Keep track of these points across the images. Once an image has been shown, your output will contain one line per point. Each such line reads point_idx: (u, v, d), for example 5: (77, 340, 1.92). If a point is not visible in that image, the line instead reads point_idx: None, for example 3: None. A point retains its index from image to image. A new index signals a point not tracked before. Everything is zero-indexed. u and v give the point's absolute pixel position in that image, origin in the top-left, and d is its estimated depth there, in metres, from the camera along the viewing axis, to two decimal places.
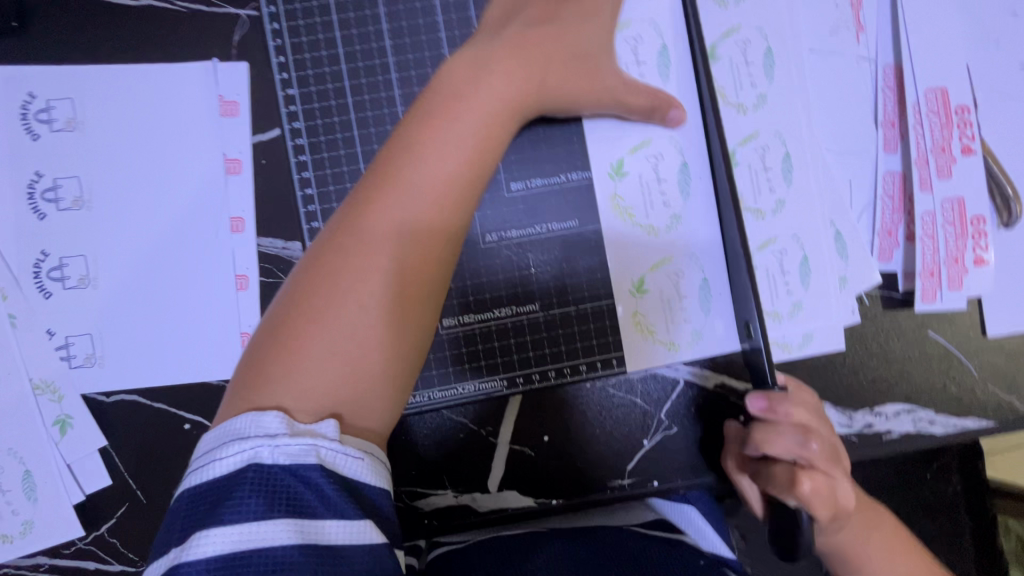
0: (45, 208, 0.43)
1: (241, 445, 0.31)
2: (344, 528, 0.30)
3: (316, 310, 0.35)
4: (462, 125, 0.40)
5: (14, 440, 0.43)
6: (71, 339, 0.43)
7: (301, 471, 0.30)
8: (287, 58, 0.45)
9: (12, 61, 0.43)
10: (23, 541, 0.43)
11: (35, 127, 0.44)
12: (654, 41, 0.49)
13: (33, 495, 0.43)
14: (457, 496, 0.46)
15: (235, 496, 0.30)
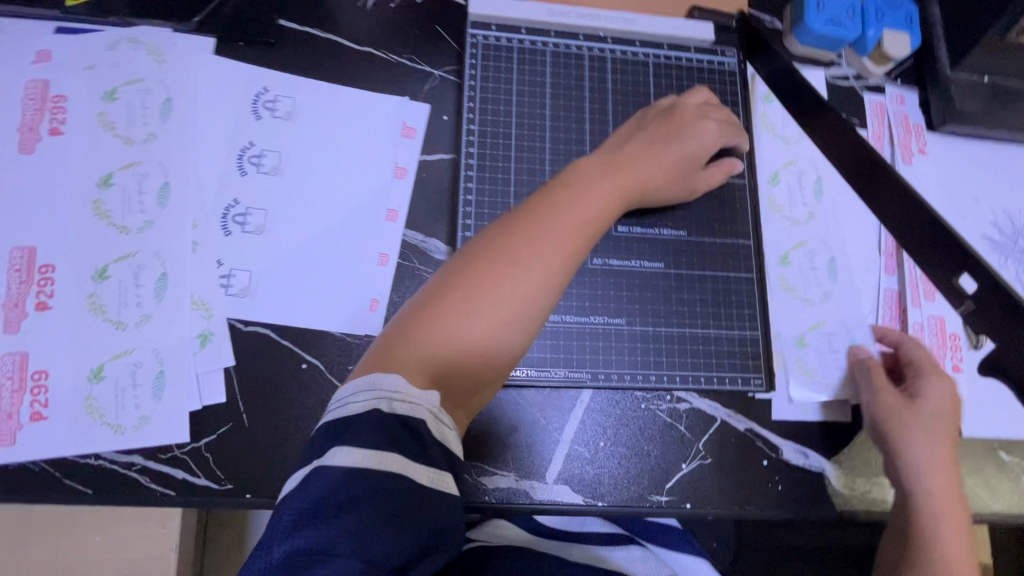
0: (248, 169, 0.55)
1: (367, 397, 0.38)
2: (431, 473, 0.36)
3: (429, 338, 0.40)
4: (587, 215, 0.44)
5: (160, 344, 0.49)
6: (234, 272, 0.52)
7: (408, 420, 0.37)
8: (475, 95, 0.56)
9: (260, 64, 0.58)
10: (133, 435, 0.47)
11: (261, 111, 0.56)
12: (810, 175, 0.61)
13: (159, 394, 0.48)
14: (517, 479, 0.52)
15: (357, 428, 0.36)
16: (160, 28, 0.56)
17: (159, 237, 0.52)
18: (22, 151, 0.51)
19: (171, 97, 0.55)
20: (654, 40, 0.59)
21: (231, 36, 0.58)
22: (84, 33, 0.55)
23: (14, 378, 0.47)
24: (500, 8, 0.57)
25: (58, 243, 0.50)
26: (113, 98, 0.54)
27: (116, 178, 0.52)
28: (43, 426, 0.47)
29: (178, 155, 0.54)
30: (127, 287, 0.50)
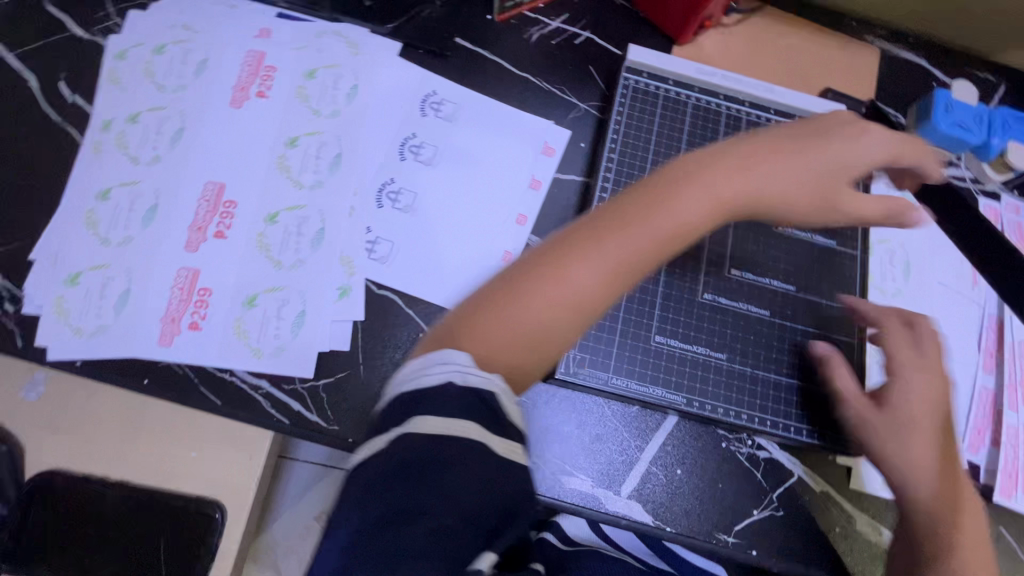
0: (409, 156, 0.62)
1: (440, 371, 0.39)
2: (513, 455, 0.37)
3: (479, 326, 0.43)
4: (658, 238, 0.45)
5: (307, 287, 0.55)
6: (379, 240, 0.58)
7: (483, 396, 0.38)
8: (619, 126, 0.62)
9: (434, 71, 0.66)
10: (269, 360, 0.53)
11: (427, 109, 0.64)
12: (900, 257, 0.63)
13: (297, 330, 0.54)
14: (592, 486, 0.54)
15: (438, 401, 0.38)
16: (360, 26, 0.66)
17: (325, 197, 0.59)
18: (233, 105, 0.60)
19: (358, 84, 0.63)
20: (788, 111, 0.64)
21: (415, 44, 0.66)
22: (299, 20, 0.65)
23: (185, 289, 0.54)
24: (655, 59, 0.63)
25: (244, 186, 0.58)
26: (312, 76, 0.63)
27: (300, 141, 0.60)
28: (198, 334, 0.53)
29: (354, 133, 0.62)
30: (291, 234, 0.57)
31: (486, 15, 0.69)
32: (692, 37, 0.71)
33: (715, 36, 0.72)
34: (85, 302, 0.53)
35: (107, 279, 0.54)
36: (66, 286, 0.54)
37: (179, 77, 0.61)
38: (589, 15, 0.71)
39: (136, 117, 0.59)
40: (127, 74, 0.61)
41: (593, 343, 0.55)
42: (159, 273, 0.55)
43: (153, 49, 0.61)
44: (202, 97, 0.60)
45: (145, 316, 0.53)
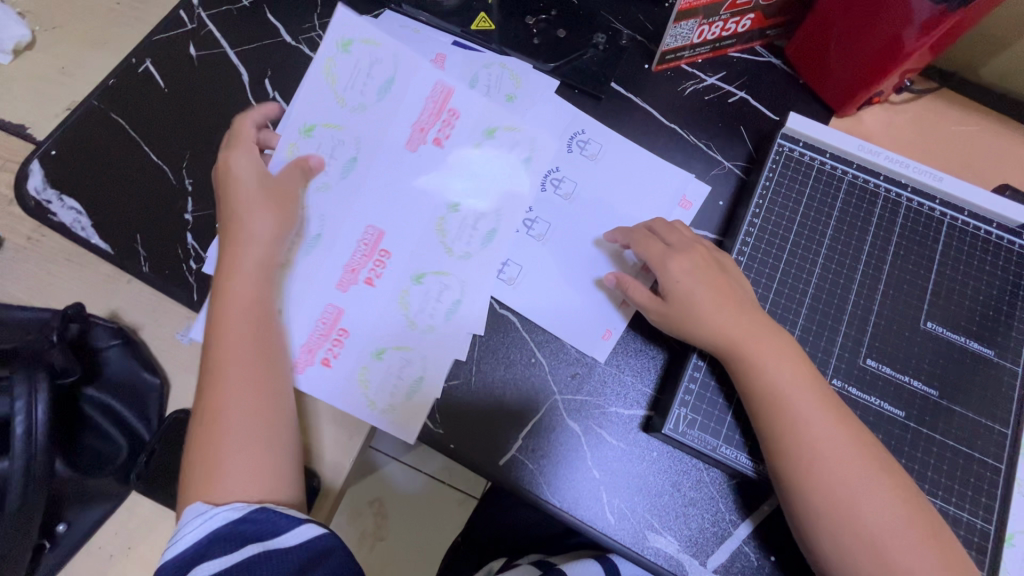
0: (550, 189, 0.64)
1: (203, 520, 0.47)
2: (219, 529, 0.47)
3: (217, 457, 0.50)
4: (238, 359, 0.53)
5: (432, 354, 0.58)
6: (510, 263, 0.61)
7: (245, 515, 0.48)
8: (766, 191, 0.60)
9: (586, 112, 0.69)
10: (382, 415, 0.56)
11: (575, 146, 0.67)
12: None
13: (415, 392, 0.57)
14: (677, 550, 0.52)
15: (203, 547, 0.46)
16: (525, 61, 0.70)
17: (470, 269, 0.61)
18: (409, 147, 0.63)
19: (534, 137, 0.64)
20: (956, 202, 0.59)
21: (571, 83, 0.70)
22: (470, 50, 0.71)
23: (329, 325, 0.59)
24: (814, 129, 0.61)
25: (403, 237, 0.61)
26: (491, 135, 0.64)
27: (455, 212, 0.62)
28: (346, 347, 0.58)
29: (519, 205, 0.63)
30: (427, 300, 0.60)
31: (643, 65, 0.71)
32: (855, 110, 0.69)
33: (879, 112, 0.70)
34: (225, 307, 0.57)
35: (303, 305, 0.59)
36: (217, 281, 0.58)
37: (361, 92, 0.63)
38: (747, 75, 0.71)
39: (300, 142, 0.62)
40: (317, 86, 0.63)
41: (703, 410, 0.53)
42: (311, 299, 0.59)
43: (341, 48, 0.64)
44: (377, 127, 0.63)
45: (315, 370, 0.57)
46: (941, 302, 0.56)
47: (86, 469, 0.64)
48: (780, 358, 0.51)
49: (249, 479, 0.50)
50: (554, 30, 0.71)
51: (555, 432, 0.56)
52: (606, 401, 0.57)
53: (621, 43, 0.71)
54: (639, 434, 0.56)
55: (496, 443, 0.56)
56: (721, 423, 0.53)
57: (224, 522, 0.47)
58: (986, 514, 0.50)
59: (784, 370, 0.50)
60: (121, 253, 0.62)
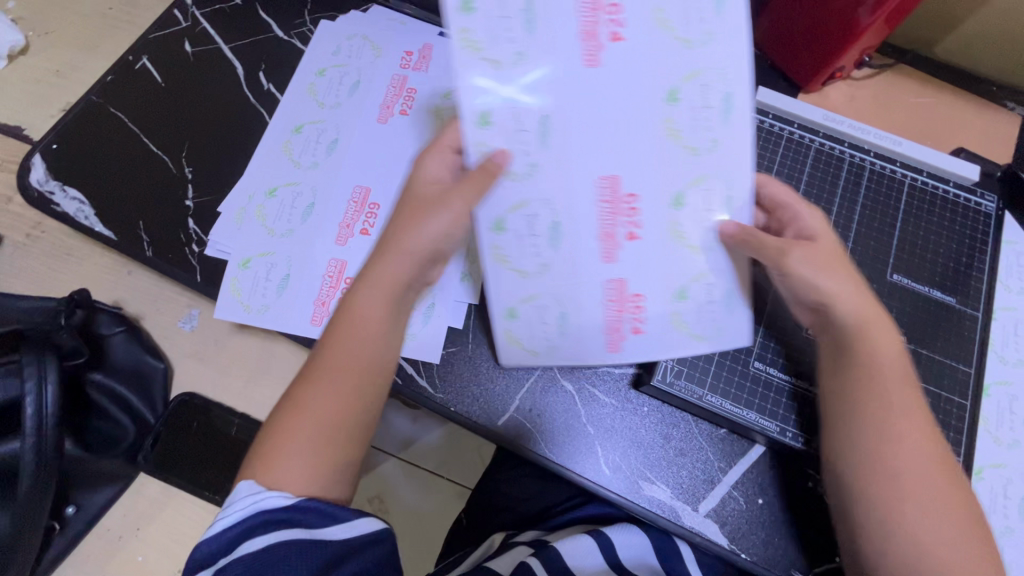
0: None
1: (251, 500, 0.42)
2: (267, 509, 0.42)
3: (288, 440, 0.44)
4: (357, 349, 0.47)
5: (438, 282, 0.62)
6: None
7: (294, 504, 0.42)
8: None
9: None
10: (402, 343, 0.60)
11: None
12: None
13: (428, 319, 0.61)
14: (671, 497, 0.55)
15: (249, 530, 0.41)
16: None
17: (717, 161, 0.48)
18: (588, 66, 0.46)
19: (715, 32, 0.46)
20: (914, 164, 0.64)
21: None
22: None
23: (618, 296, 0.51)
24: (781, 101, 0.66)
25: (390, 189, 0.64)
26: (675, 99, 0.47)
27: (683, 89, 0.47)
28: (641, 339, 0.52)
29: (732, 57, 0.46)
30: (705, 207, 0.49)
31: None
32: (820, 86, 0.73)
33: (842, 87, 0.74)
34: (529, 319, 0.52)
35: (542, 307, 0.52)
36: (507, 319, 0.52)
37: (336, 95, 0.70)
38: None
39: (492, 111, 0.46)
40: (482, 39, 0.45)
41: (728, 380, 0.56)
42: (572, 286, 0.51)
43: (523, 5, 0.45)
44: (552, 46, 0.46)
45: (587, 313, 0.51)
46: (906, 255, 0.60)
47: (95, 450, 0.66)
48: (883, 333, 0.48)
49: (303, 481, 0.43)
50: None
51: (551, 392, 0.59)
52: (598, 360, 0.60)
53: None
54: (630, 390, 0.58)
55: (494, 404, 0.58)
56: (766, 398, 0.56)
57: (274, 510, 0.41)
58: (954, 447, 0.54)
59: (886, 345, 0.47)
60: (124, 239, 0.64)
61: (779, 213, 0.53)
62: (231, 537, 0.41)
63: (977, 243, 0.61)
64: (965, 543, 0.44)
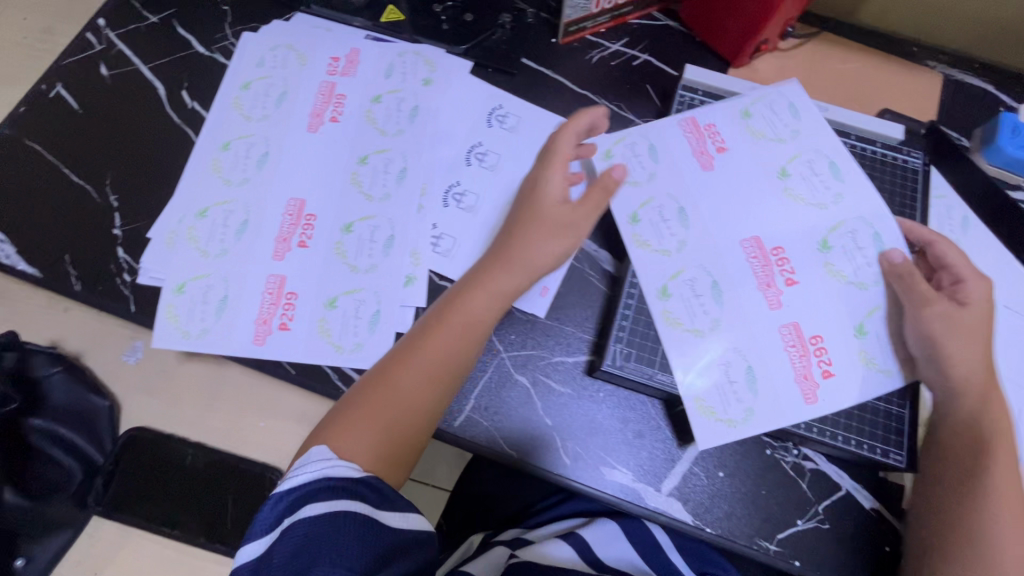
0: (474, 163, 0.67)
1: (326, 463, 0.47)
2: (339, 474, 0.46)
3: (375, 409, 0.51)
4: (460, 341, 0.54)
5: (382, 288, 0.60)
6: (443, 236, 0.63)
7: (365, 478, 0.47)
8: None
9: (501, 88, 0.72)
10: (349, 355, 0.58)
11: (494, 122, 0.70)
12: None
13: (375, 327, 0.58)
14: (633, 480, 0.55)
15: (317, 493, 0.45)
16: (437, 47, 0.73)
17: (855, 204, 0.60)
18: (702, 168, 0.62)
19: (798, 129, 0.63)
20: (841, 129, 0.65)
21: (484, 64, 0.73)
22: (384, 42, 0.73)
23: (795, 339, 0.56)
24: (708, 77, 0.67)
25: (325, 199, 0.63)
26: (786, 175, 0.61)
27: (790, 168, 0.61)
28: (833, 382, 0.55)
29: (822, 143, 0.62)
30: (851, 246, 0.59)
31: (551, 39, 0.75)
32: (748, 60, 0.74)
33: (770, 60, 0.75)
34: (721, 398, 0.55)
35: (724, 366, 0.55)
36: (694, 388, 0.55)
37: (262, 108, 0.68)
38: (647, 39, 0.76)
39: (639, 213, 0.61)
40: (626, 176, 0.62)
41: (866, 427, 0.55)
42: (751, 341, 0.56)
43: (647, 145, 0.63)
44: (676, 171, 0.62)
45: (779, 384, 0.55)
46: None
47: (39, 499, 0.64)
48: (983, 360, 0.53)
49: (373, 451, 0.50)
50: (461, 15, 0.74)
51: (506, 388, 0.58)
52: (551, 351, 0.59)
53: (526, 22, 0.75)
54: (585, 378, 0.58)
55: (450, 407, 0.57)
56: (876, 425, 0.55)
57: (347, 478, 0.46)
58: (899, 400, 0.56)
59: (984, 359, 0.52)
60: (50, 277, 0.61)
61: (946, 273, 0.57)
62: (297, 499, 0.45)
63: (907, 200, 0.63)
64: (1006, 505, 0.49)
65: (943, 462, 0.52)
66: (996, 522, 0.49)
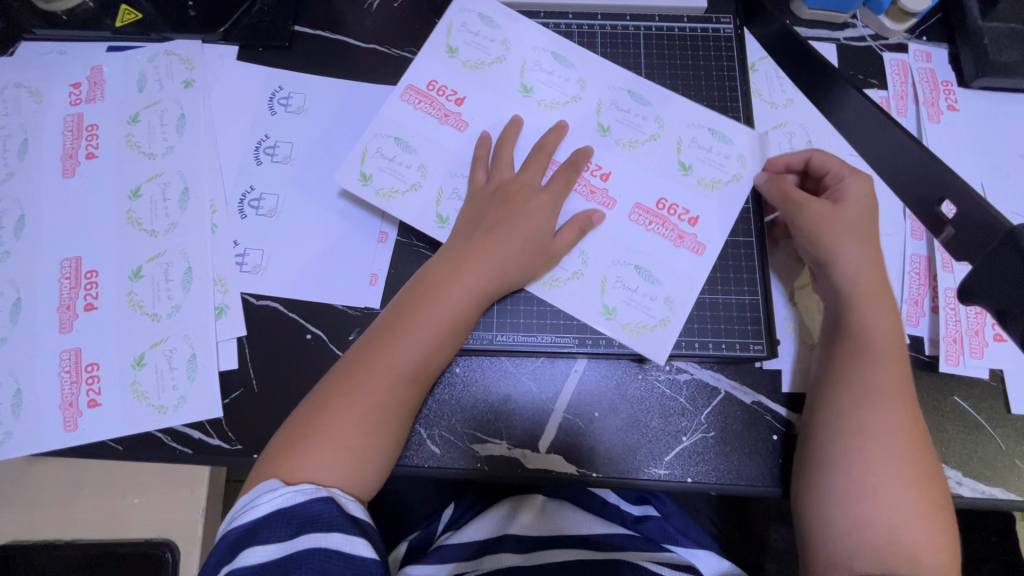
0: (265, 159, 0.59)
1: (277, 493, 0.42)
2: (280, 498, 0.42)
3: (323, 421, 0.46)
4: (428, 328, 0.48)
5: (192, 329, 0.54)
6: (248, 251, 0.56)
7: (312, 501, 0.42)
8: None
9: (277, 66, 0.63)
10: (174, 413, 0.52)
11: (276, 107, 0.61)
12: (802, 137, 0.59)
13: (193, 375, 0.53)
14: (510, 447, 0.52)
15: (261, 532, 0.41)
16: (191, 39, 0.63)
17: (596, 82, 0.57)
18: (461, 130, 0.56)
19: (507, 38, 0.58)
20: (645, 13, 0.60)
21: (251, 43, 0.63)
22: (128, 50, 0.62)
23: (648, 217, 0.54)
24: None
25: (102, 251, 0.55)
26: (528, 90, 0.57)
27: (528, 80, 0.57)
28: (705, 223, 0.55)
29: (533, 40, 0.58)
30: (623, 114, 0.57)
31: None
32: None
33: None
34: (634, 310, 0.53)
35: (620, 281, 0.53)
36: (610, 318, 0.53)
37: (4, 165, 0.58)
38: None
39: (441, 209, 0.54)
40: (400, 185, 0.54)
41: (712, 325, 0.54)
42: (617, 245, 0.54)
43: (394, 142, 0.55)
44: (438, 150, 0.55)
45: (667, 260, 0.54)
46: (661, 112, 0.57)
47: None
48: (867, 248, 0.51)
49: (326, 469, 0.44)
50: None
51: None
52: None
53: None
54: None
55: None
56: (734, 322, 0.54)
57: (286, 507, 0.42)
58: (749, 288, 0.55)
59: (847, 237, 0.50)
60: None
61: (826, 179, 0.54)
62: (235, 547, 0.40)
63: (725, 72, 0.59)
64: (894, 404, 0.47)
65: (837, 332, 0.51)
66: (883, 416, 0.47)
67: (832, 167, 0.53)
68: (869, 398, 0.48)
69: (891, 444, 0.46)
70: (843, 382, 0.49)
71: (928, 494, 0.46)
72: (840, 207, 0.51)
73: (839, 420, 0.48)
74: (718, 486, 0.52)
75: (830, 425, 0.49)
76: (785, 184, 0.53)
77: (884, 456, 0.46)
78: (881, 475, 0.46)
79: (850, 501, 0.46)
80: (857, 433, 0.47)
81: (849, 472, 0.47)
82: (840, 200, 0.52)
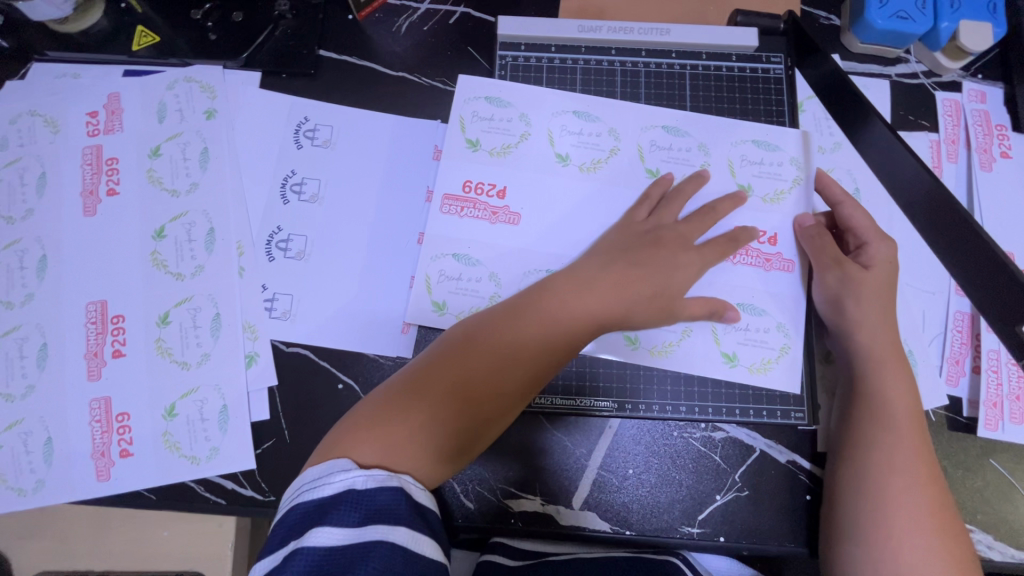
0: (292, 197, 0.57)
1: (346, 476, 0.38)
2: (351, 479, 0.37)
3: (416, 390, 0.42)
4: (553, 320, 0.44)
5: (223, 378, 0.53)
6: (277, 296, 0.55)
7: (385, 488, 0.38)
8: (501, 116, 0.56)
9: (303, 96, 0.60)
10: (206, 464, 0.51)
11: (303, 140, 0.58)
12: (849, 186, 0.57)
13: (225, 426, 0.52)
14: (543, 504, 0.52)
15: (332, 511, 0.36)
16: (213, 66, 0.60)
17: (633, 131, 0.55)
18: (514, 225, 0.54)
19: (524, 113, 0.56)
20: (690, 49, 0.57)
21: (276, 70, 0.60)
22: (146, 75, 0.59)
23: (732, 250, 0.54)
24: (527, 26, 0.57)
25: (129, 295, 0.54)
26: (566, 159, 0.55)
27: (561, 147, 0.55)
28: (784, 238, 0.54)
29: (553, 104, 0.56)
30: (668, 152, 0.55)
31: (346, 16, 0.62)
32: None
33: None
34: (754, 348, 0.53)
35: (733, 327, 0.53)
36: (733, 365, 0.53)
37: (22, 201, 0.56)
38: None
39: None
40: (478, 302, 0.53)
41: (750, 390, 0.53)
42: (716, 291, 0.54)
43: (454, 259, 0.54)
44: (501, 250, 0.54)
45: (769, 289, 0.54)
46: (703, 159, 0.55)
47: None
48: (883, 313, 0.51)
49: (395, 444, 0.40)
50: (230, 16, 0.60)
51: None
52: None
53: (310, 4, 0.61)
54: None
55: None
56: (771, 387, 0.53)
57: (358, 489, 0.37)
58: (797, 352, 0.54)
59: (868, 305, 0.50)
60: None
61: (857, 237, 0.53)
62: (301, 524, 0.36)
63: (772, 116, 0.57)
64: (917, 465, 0.47)
65: (853, 398, 0.51)
66: (913, 480, 0.46)
67: (865, 224, 0.52)
68: (889, 462, 0.47)
69: (916, 505, 0.45)
70: (867, 441, 0.48)
71: (964, 555, 0.45)
72: (868, 273, 0.51)
73: (872, 480, 0.47)
74: (746, 546, 0.52)
75: (848, 486, 0.48)
76: (823, 236, 0.52)
77: (917, 521, 0.45)
78: (909, 536, 0.45)
79: (889, 561, 0.44)
80: (879, 496, 0.46)
81: (877, 531, 0.46)
82: (867, 264, 0.51)
